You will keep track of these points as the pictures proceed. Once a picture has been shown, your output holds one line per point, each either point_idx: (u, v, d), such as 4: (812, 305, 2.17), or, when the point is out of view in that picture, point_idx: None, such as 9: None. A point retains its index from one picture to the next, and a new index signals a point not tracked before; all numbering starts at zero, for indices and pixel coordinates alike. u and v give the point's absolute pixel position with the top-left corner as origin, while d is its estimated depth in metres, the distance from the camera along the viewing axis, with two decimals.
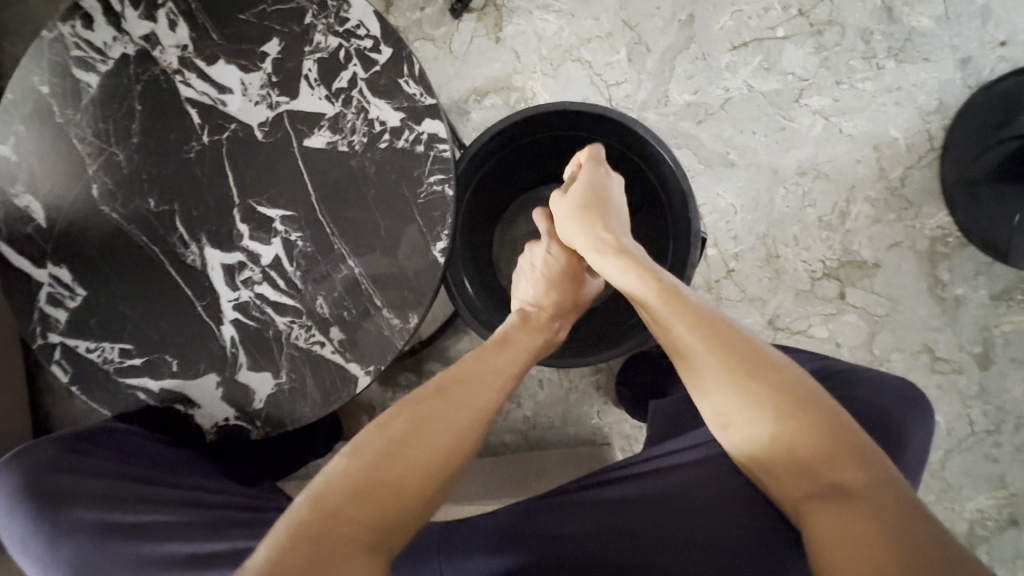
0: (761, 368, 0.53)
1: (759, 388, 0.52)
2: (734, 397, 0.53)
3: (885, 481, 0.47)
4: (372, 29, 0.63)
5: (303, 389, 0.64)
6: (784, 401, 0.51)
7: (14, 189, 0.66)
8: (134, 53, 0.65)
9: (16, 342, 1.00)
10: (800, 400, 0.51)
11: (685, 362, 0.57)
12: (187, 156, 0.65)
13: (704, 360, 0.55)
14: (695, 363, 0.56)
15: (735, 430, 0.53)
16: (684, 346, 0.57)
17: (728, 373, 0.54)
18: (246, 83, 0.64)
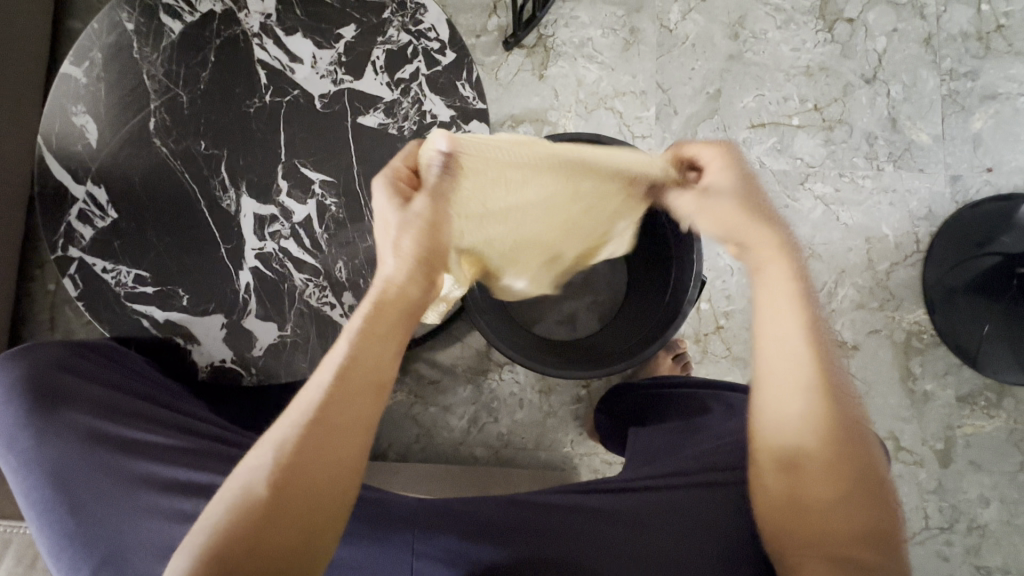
0: (848, 425, 0.53)
1: (846, 449, 0.52)
2: (822, 442, 0.52)
3: (903, 562, 0.49)
4: (441, 34, 0.69)
5: (304, 345, 0.66)
6: (857, 464, 0.51)
7: (75, 108, 0.70)
8: (221, 12, 0.71)
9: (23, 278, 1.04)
10: (869, 475, 0.52)
11: (792, 403, 0.53)
12: (246, 110, 0.69)
13: (815, 408, 0.52)
14: (793, 405, 0.53)
15: (802, 474, 0.51)
16: (789, 374, 0.54)
17: (826, 426, 0.52)
18: (317, 57, 0.69)
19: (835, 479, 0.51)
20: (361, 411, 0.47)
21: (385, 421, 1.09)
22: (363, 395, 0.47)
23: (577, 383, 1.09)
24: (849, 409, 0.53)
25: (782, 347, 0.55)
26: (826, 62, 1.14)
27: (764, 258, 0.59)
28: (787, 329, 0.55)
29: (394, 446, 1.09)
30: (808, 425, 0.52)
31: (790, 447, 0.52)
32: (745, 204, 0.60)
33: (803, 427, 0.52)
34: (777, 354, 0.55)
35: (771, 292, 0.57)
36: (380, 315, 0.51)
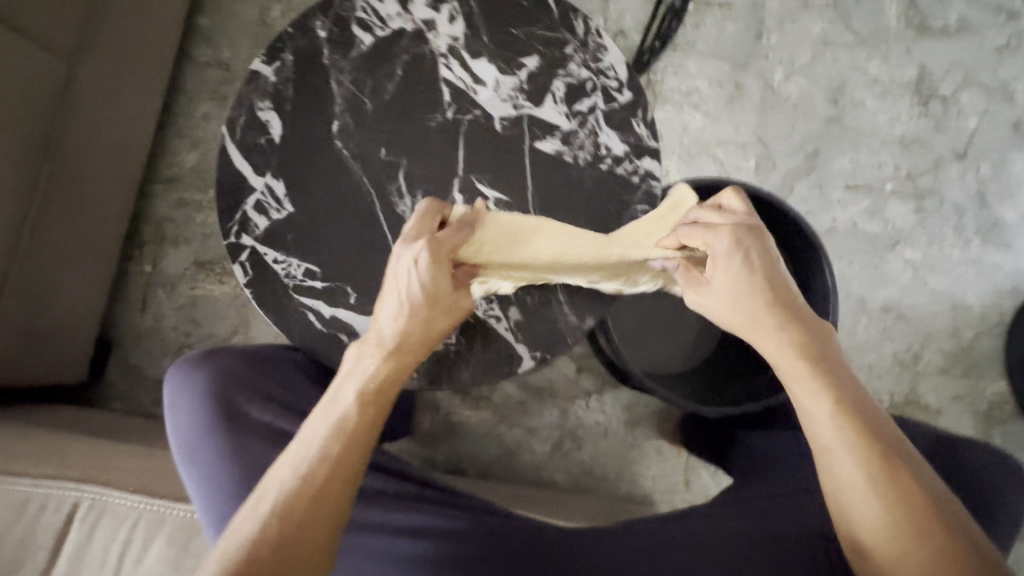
0: (917, 515, 0.49)
1: (922, 545, 0.48)
2: (891, 545, 0.48)
3: None
4: (619, 74, 0.73)
5: (467, 355, 0.67)
6: (941, 555, 0.47)
7: (261, 103, 0.73)
8: (411, 30, 0.75)
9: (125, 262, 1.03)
10: (964, 569, 0.46)
11: (845, 502, 0.51)
12: (428, 124, 0.72)
13: (869, 507, 0.50)
14: (852, 508, 0.51)
15: None
16: (835, 472, 0.52)
17: (895, 525, 0.49)
18: (500, 82, 0.73)
19: None
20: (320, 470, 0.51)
21: (468, 438, 1.10)
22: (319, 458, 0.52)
23: (663, 419, 1.09)
24: (916, 493, 0.50)
25: (820, 437, 0.53)
26: (919, 134, 1.20)
27: (783, 344, 0.56)
28: (824, 418, 0.53)
29: (474, 463, 1.09)
30: (877, 528, 0.49)
31: (864, 548, 0.50)
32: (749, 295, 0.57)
33: (874, 530, 0.49)
34: (819, 449, 0.53)
35: (800, 384, 0.55)
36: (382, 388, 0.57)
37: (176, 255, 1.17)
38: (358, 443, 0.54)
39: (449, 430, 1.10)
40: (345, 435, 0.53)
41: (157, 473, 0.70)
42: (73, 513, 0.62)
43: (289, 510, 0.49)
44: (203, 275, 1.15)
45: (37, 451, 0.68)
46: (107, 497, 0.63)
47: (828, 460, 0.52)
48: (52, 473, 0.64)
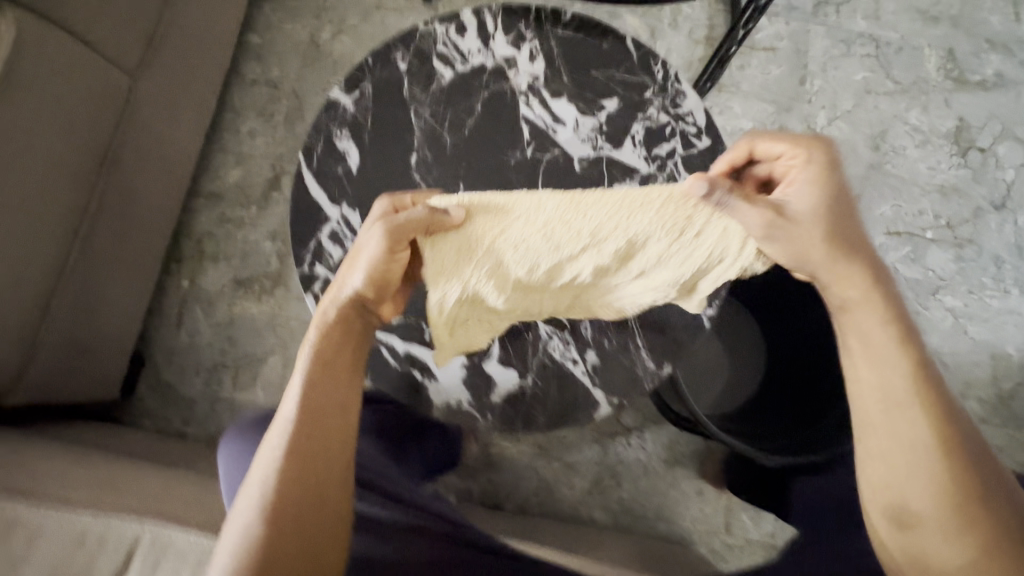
0: (962, 470, 0.51)
1: (962, 506, 0.51)
2: (931, 503, 0.51)
3: None
4: (698, 120, 0.73)
5: (543, 398, 0.66)
6: (984, 513, 0.50)
7: (339, 131, 0.73)
8: (492, 66, 0.75)
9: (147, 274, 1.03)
10: (1001, 523, 0.50)
11: (886, 455, 0.53)
12: (507, 160, 0.72)
13: (922, 464, 0.52)
14: (899, 461, 0.53)
15: (921, 532, 0.52)
16: (893, 417, 0.54)
17: (941, 480, 0.51)
18: (579, 122, 0.73)
19: (960, 543, 0.50)
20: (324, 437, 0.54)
21: (507, 471, 1.08)
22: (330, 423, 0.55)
23: (704, 459, 1.08)
24: (970, 448, 0.52)
25: (887, 391, 0.54)
26: (959, 184, 1.22)
27: (857, 293, 0.56)
28: (894, 374, 0.54)
29: (512, 497, 1.07)
30: (926, 485, 0.51)
31: (904, 503, 0.52)
32: (841, 230, 0.55)
33: (921, 487, 0.52)
34: (882, 402, 0.54)
35: (869, 328, 0.55)
36: (320, 408, 0.55)
37: (215, 271, 1.15)
38: (324, 462, 0.53)
39: (487, 462, 1.09)
40: (299, 465, 0.52)
41: (213, 504, 0.68)
42: (133, 549, 0.58)
43: (289, 484, 0.52)
44: (241, 293, 1.14)
45: (92, 482, 0.65)
46: (170, 533, 0.59)
47: (886, 416, 0.54)
48: (113, 506, 0.61)
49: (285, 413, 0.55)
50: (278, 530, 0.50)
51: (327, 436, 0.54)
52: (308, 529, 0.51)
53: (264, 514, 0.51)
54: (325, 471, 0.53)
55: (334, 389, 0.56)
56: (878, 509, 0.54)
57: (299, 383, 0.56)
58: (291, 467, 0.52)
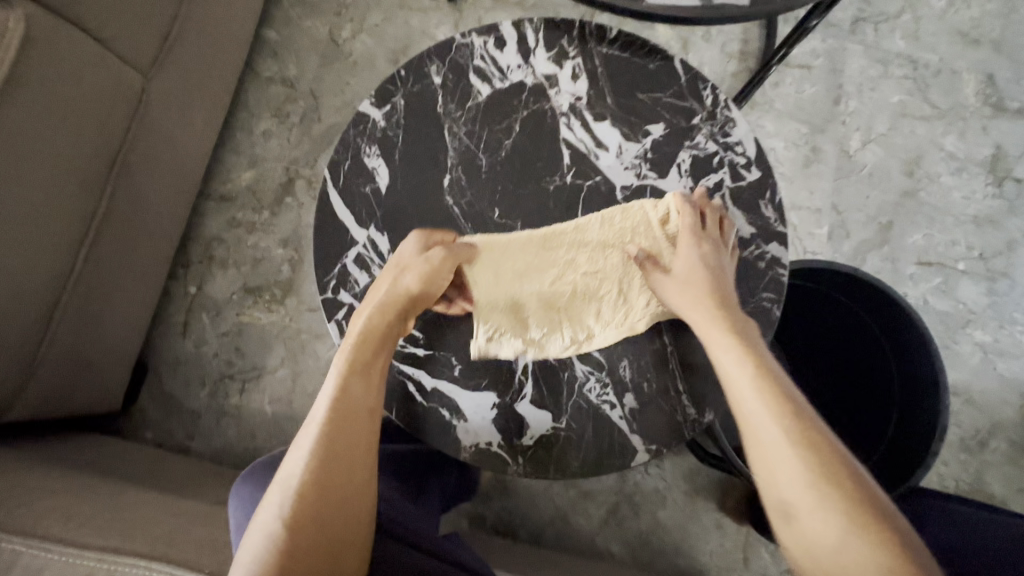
0: (827, 453, 0.49)
1: (838, 487, 0.47)
2: (806, 491, 0.47)
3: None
4: (748, 150, 0.69)
5: (578, 442, 0.62)
6: (845, 489, 0.47)
7: (368, 149, 0.69)
8: (532, 84, 0.71)
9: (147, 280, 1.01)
10: (861, 497, 0.47)
11: (772, 457, 0.50)
12: (545, 186, 0.68)
13: (790, 454, 0.49)
14: (776, 457, 0.50)
15: (811, 534, 0.47)
16: (749, 412, 0.52)
17: (817, 469, 0.48)
18: (623, 148, 0.69)
19: (831, 526, 0.46)
20: (351, 436, 0.52)
21: (521, 496, 1.05)
22: (356, 422, 0.53)
23: (725, 491, 1.05)
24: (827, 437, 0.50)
25: (755, 414, 0.51)
26: (994, 215, 1.18)
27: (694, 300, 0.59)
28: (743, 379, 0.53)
29: (526, 523, 1.04)
30: (802, 475, 0.48)
31: (785, 499, 0.48)
32: (695, 281, 0.59)
33: (801, 478, 0.48)
34: (742, 408, 0.53)
35: (720, 346, 0.56)
36: (347, 422, 0.53)
37: (225, 278, 1.11)
38: (344, 481, 0.51)
39: (501, 486, 1.06)
40: (324, 486, 0.49)
41: (225, 541, 0.65)
42: None
43: (312, 482, 0.49)
44: (251, 302, 1.10)
45: (98, 517, 0.62)
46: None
47: (749, 415, 0.52)
48: (119, 546, 0.57)
49: (308, 430, 0.52)
50: (300, 526, 0.48)
51: (349, 451, 0.52)
52: (329, 529, 0.48)
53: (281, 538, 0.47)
54: (344, 493, 0.50)
55: (363, 396, 0.54)
56: (778, 523, 0.49)
57: (327, 396, 0.54)
58: (312, 485, 0.49)
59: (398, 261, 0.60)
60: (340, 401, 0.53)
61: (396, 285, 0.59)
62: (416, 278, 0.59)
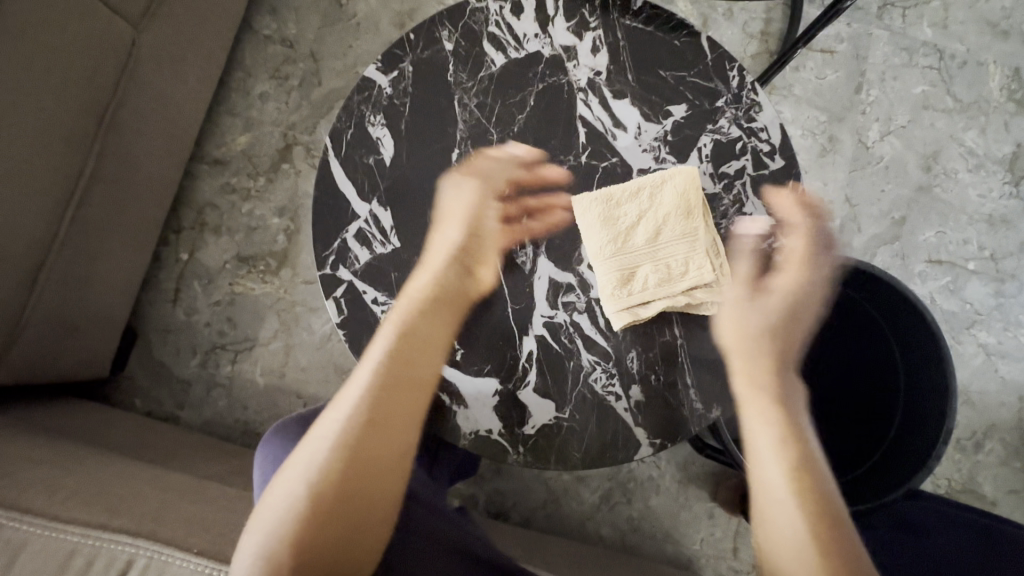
0: (829, 522, 0.55)
1: (828, 548, 0.53)
2: (800, 555, 0.53)
3: None
4: (773, 136, 0.66)
5: (580, 433, 0.61)
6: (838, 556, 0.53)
7: (373, 117, 0.65)
8: (549, 55, 0.67)
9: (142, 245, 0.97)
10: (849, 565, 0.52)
11: (775, 517, 0.56)
12: (558, 166, 0.65)
13: (794, 518, 0.55)
14: (779, 520, 0.56)
15: None
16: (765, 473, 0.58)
17: (816, 533, 0.54)
18: (642, 129, 0.66)
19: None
20: (387, 419, 0.55)
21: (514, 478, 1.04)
22: (397, 407, 0.56)
23: (718, 481, 1.05)
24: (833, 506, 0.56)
25: (764, 465, 0.58)
26: (1009, 215, 1.15)
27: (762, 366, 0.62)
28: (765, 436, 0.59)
29: (518, 506, 1.04)
30: (798, 539, 0.54)
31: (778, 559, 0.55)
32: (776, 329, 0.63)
33: (796, 541, 0.54)
34: (758, 466, 0.59)
35: (754, 400, 0.61)
36: (394, 389, 0.56)
37: (217, 246, 1.08)
38: (383, 445, 0.55)
39: (495, 468, 1.05)
40: (361, 451, 0.54)
41: (215, 517, 0.63)
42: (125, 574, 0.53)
43: (343, 455, 0.53)
44: (245, 271, 1.07)
45: (83, 490, 0.60)
46: (168, 555, 0.54)
47: (763, 474, 0.58)
48: (104, 522, 0.56)
49: (359, 385, 0.57)
50: (324, 493, 0.52)
51: (393, 418, 0.56)
52: (345, 503, 0.52)
53: (311, 492, 0.52)
54: (383, 462, 0.55)
55: (426, 368, 0.58)
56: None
57: (380, 357, 0.57)
58: (349, 440, 0.54)
59: (473, 211, 0.62)
60: (389, 384, 0.56)
61: (476, 237, 0.62)
62: (495, 227, 0.64)
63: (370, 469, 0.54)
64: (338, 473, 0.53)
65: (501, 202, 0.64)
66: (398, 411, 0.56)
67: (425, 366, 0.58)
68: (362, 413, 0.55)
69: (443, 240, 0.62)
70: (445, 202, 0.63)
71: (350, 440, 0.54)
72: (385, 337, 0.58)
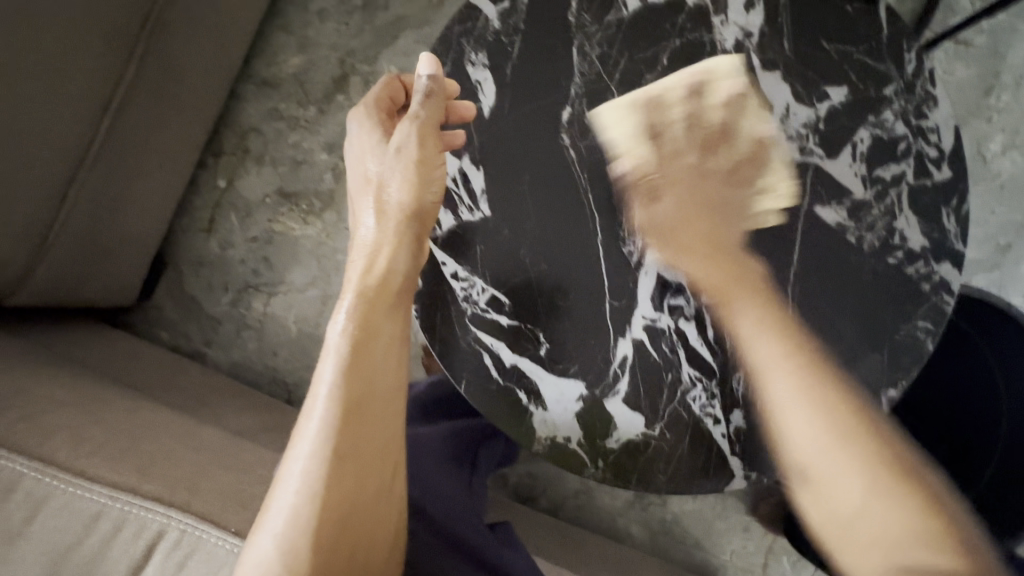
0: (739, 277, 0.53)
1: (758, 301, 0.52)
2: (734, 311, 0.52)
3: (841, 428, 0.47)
4: (944, 141, 0.55)
5: (668, 454, 0.53)
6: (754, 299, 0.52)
7: (474, 56, 0.55)
8: (693, 5, 0.55)
9: (176, 168, 0.88)
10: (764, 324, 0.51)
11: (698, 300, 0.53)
12: (687, 144, 0.55)
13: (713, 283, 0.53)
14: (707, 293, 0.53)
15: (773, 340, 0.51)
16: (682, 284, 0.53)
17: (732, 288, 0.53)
18: (791, 111, 0.55)
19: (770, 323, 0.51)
20: (360, 435, 0.46)
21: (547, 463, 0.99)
22: (375, 422, 0.47)
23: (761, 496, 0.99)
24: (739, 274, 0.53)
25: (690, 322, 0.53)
26: None
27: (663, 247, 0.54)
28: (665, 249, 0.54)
29: (547, 491, 1.00)
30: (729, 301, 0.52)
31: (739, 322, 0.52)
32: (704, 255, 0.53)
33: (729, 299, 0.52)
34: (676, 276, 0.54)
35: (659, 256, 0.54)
36: (359, 412, 0.46)
37: (259, 177, 0.99)
38: (363, 483, 0.46)
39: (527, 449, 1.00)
40: (343, 490, 0.45)
41: (252, 485, 0.58)
42: (156, 544, 0.48)
43: (322, 498, 0.44)
44: (286, 209, 0.98)
45: (111, 442, 0.54)
46: (204, 532, 0.49)
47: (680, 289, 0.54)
48: (135, 484, 0.51)
49: (315, 421, 0.46)
50: (317, 546, 0.43)
51: (368, 446, 0.47)
52: (346, 542, 0.45)
53: (291, 548, 0.43)
54: (370, 485, 0.46)
55: (385, 372, 0.48)
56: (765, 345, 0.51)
57: (334, 379, 0.46)
58: (323, 487, 0.44)
59: (413, 157, 0.51)
60: (348, 396, 0.46)
61: (426, 195, 0.51)
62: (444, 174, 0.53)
63: (363, 496, 0.46)
64: (322, 521, 0.44)
65: (438, 144, 0.52)
66: (371, 431, 0.47)
67: (382, 362, 0.48)
68: (325, 443, 0.45)
69: (374, 198, 0.51)
70: (356, 148, 0.53)
71: (320, 484, 0.44)
72: (335, 351, 0.47)
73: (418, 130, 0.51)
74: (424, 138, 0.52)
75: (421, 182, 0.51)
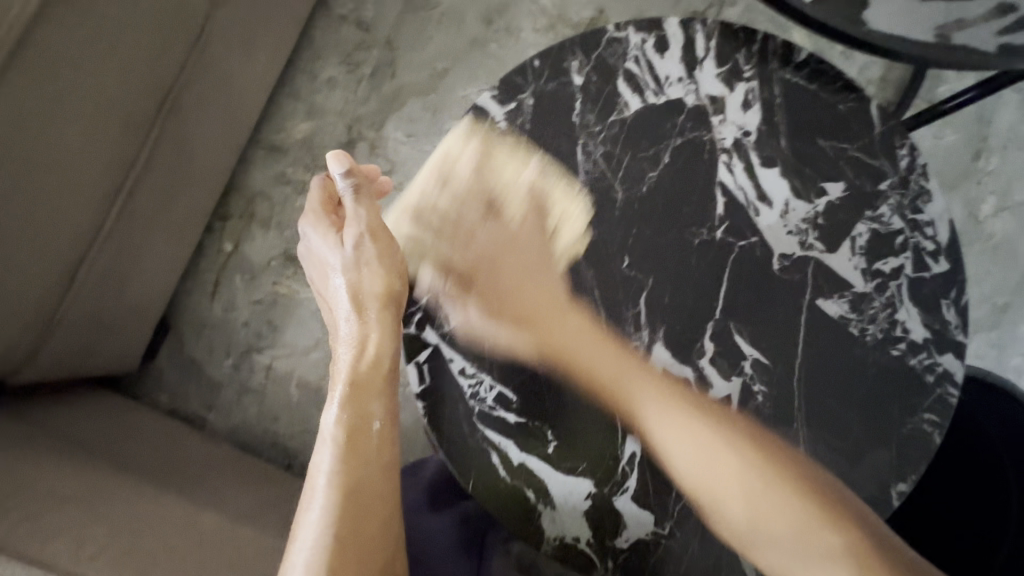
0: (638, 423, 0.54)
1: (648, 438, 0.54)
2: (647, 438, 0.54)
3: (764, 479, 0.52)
4: (940, 234, 0.56)
5: (678, 554, 0.52)
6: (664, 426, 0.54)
7: (480, 154, 0.57)
8: (693, 105, 0.57)
9: (183, 236, 0.89)
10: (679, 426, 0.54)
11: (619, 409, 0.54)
12: (690, 238, 0.56)
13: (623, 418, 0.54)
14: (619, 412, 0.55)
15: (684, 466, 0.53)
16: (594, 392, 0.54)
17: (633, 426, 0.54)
18: (790, 207, 0.56)
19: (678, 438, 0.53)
20: (361, 518, 0.47)
21: None
22: (376, 502, 0.48)
23: None
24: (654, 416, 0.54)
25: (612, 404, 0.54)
26: None
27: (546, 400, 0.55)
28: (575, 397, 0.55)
29: None
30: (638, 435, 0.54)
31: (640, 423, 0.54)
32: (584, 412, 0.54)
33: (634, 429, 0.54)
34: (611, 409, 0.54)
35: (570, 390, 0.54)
36: (357, 495, 0.48)
37: (265, 240, 1.00)
38: (361, 566, 0.46)
39: None
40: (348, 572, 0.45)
41: None
42: None
43: None
44: (290, 272, 0.99)
45: (112, 541, 0.53)
46: None
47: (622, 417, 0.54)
48: None
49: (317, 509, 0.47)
50: None
51: (366, 527, 0.47)
52: None
53: None
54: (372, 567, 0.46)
55: (383, 452, 0.50)
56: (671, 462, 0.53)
57: (332, 466, 0.48)
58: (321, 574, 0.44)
59: (370, 254, 0.54)
60: (348, 481, 0.48)
61: (395, 281, 0.53)
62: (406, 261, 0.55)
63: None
64: None
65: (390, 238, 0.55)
66: (372, 511, 0.48)
67: (380, 443, 0.50)
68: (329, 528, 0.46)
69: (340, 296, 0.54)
70: (318, 252, 0.57)
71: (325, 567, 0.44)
72: (332, 440, 0.49)
73: (370, 225, 0.55)
74: (378, 234, 0.54)
75: (387, 268, 0.53)
